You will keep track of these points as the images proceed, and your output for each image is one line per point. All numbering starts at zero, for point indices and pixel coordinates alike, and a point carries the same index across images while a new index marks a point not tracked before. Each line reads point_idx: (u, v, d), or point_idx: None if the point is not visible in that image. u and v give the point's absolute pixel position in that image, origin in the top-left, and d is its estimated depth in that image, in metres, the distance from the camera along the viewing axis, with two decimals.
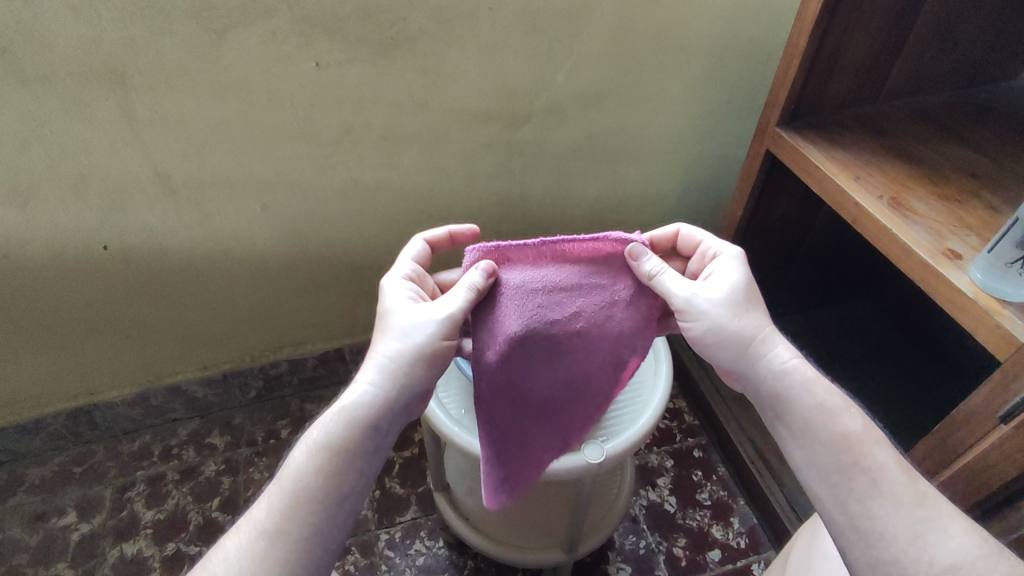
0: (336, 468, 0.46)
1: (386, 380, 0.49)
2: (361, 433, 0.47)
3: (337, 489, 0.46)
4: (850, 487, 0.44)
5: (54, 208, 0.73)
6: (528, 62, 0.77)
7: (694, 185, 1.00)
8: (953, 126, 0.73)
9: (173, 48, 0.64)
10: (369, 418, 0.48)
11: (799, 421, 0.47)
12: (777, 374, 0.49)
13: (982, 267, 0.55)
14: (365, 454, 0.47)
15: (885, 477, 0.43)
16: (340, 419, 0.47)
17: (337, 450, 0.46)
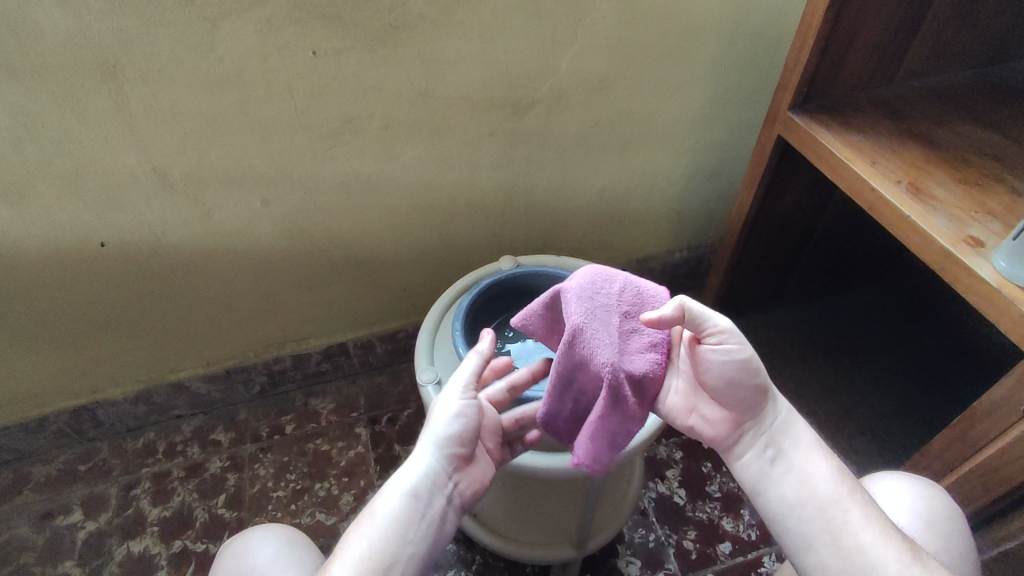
0: (382, 537, 0.48)
1: (426, 452, 0.51)
2: (404, 501, 0.49)
3: (383, 559, 0.47)
4: (839, 551, 0.47)
5: (49, 205, 0.71)
6: (532, 48, 0.74)
7: (702, 172, 0.98)
8: (972, 108, 0.71)
9: (166, 38, 0.62)
10: (412, 489, 0.50)
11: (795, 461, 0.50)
12: (778, 419, 0.51)
13: (1006, 254, 0.53)
14: (413, 526, 0.49)
15: (862, 534, 0.47)
16: (387, 491, 0.50)
17: (388, 521, 0.49)
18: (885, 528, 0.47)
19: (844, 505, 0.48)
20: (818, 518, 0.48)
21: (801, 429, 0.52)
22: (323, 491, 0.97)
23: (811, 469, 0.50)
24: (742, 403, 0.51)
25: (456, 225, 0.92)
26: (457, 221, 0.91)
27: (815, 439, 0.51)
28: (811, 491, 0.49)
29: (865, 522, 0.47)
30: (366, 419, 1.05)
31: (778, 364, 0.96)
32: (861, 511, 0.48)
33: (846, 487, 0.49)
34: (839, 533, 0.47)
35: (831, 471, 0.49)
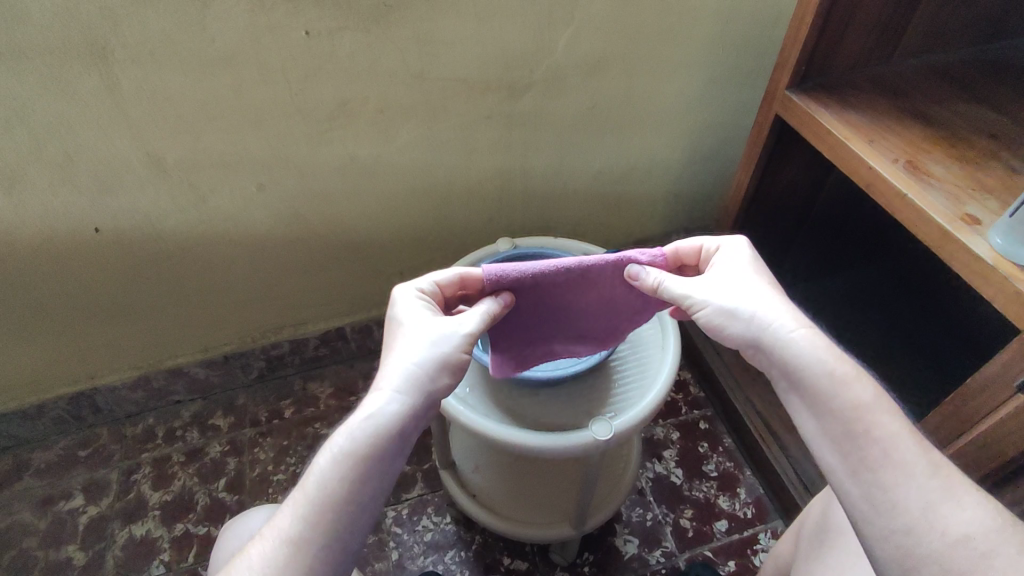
0: (361, 478, 0.43)
1: (414, 390, 0.46)
2: (389, 441, 0.44)
3: (361, 502, 0.43)
4: (855, 488, 0.42)
5: (42, 190, 0.70)
6: (528, 28, 0.73)
7: (699, 153, 0.97)
8: (970, 87, 0.70)
9: (156, 19, 0.61)
10: (397, 429, 0.45)
11: (808, 390, 0.46)
12: (784, 345, 0.48)
13: (1002, 232, 0.53)
14: (388, 463, 0.44)
15: (882, 472, 0.42)
16: (369, 428, 0.44)
17: (362, 458, 0.43)
18: (914, 466, 0.41)
19: (862, 440, 0.43)
20: (834, 453, 0.44)
21: (823, 358, 0.46)
22: None
23: (826, 403, 0.45)
24: (745, 340, 0.50)
25: (454, 209, 0.91)
26: (454, 205, 0.91)
27: (843, 369, 0.46)
28: (826, 426, 0.45)
29: (885, 459, 0.42)
30: None
31: None
32: (884, 447, 0.42)
33: (868, 422, 0.43)
34: (856, 469, 0.43)
35: (847, 405, 0.44)
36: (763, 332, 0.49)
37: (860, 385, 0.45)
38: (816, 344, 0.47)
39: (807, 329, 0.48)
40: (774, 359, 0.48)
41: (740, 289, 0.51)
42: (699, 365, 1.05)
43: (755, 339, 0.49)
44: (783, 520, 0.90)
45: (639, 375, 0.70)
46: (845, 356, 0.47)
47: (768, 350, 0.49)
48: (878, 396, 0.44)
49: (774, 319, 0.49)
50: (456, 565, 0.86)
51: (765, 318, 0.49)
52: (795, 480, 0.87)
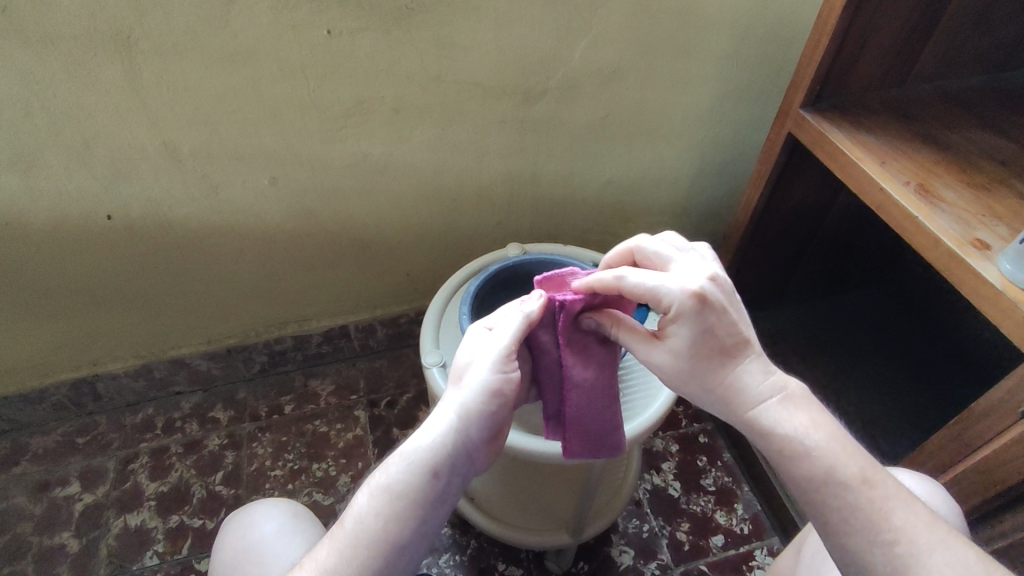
0: (399, 517, 0.44)
1: (452, 427, 0.46)
2: (425, 476, 0.45)
3: (395, 540, 0.44)
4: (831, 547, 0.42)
5: (57, 175, 0.71)
6: (547, 36, 0.74)
7: (709, 168, 0.98)
8: (982, 113, 0.71)
9: (180, 11, 0.62)
10: (434, 469, 0.45)
11: (772, 459, 0.44)
12: (745, 419, 0.45)
13: (1012, 257, 0.53)
14: (424, 502, 0.45)
15: (847, 541, 0.41)
16: (404, 464, 0.45)
17: (399, 494, 0.44)
18: (877, 532, 0.40)
19: (823, 510, 0.42)
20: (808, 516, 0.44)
21: (772, 427, 0.44)
22: (320, 472, 0.97)
23: (783, 475, 0.44)
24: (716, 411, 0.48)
25: (463, 213, 0.92)
26: (464, 209, 0.91)
27: (784, 443, 0.43)
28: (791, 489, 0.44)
29: (844, 529, 0.41)
30: (365, 402, 1.06)
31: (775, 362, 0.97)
32: (843, 517, 0.41)
33: (822, 494, 0.42)
34: (825, 533, 0.42)
35: (802, 475, 0.42)
36: (715, 407, 0.47)
37: (810, 459, 0.42)
38: (774, 415, 0.44)
39: (766, 397, 0.45)
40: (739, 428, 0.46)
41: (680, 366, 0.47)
42: None
43: (716, 412, 0.47)
44: (780, 538, 0.89)
45: (645, 385, 0.69)
46: (809, 419, 0.44)
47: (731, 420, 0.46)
48: (839, 461, 0.42)
49: (732, 392, 0.45)
50: (451, 568, 0.86)
51: (719, 393, 0.46)
52: (793, 498, 0.87)
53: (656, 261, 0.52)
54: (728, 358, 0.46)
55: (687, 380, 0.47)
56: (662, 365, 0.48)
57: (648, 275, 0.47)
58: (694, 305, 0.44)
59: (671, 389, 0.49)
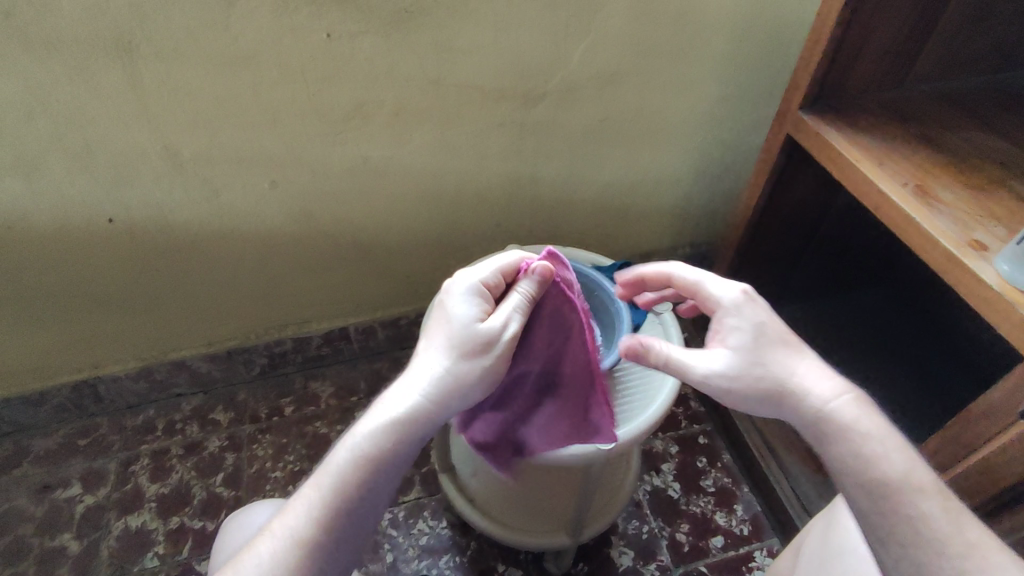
0: (377, 482, 0.46)
1: (433, 398, 0.48)
2: (405, 443, 0.47)
3: (367, 500, 0.45)
4: (890, 561, 0.42)
5: (58, 179, 0.71)
6: (546, 39, 0.74)
7: (708, 170, 0.98)
8: (980, 114, 0.71)
9: (181, 15, 0.62)
10: (411, 436, 0.47)
11: (838, 462, 0.46)
12: (816, 415, 0.47)
13: (1010, 258, 0.53)
14: (397, 465, 0.47)
15: (914, 551, 0.41)
16: (381, 430, 0.46)
17: (377, 459, 0.46)
18: (947, 542, 0.40)
19: (890, 515, 0.43)
20: (866, 527, 0.44)
21: (845, 426, 0.46)
22: None
23: (849, 478, 0.45)
24: (773, 415, 0.49)
25: (462, 216, 0.92)
26: (463, 211, 0.92)
27: (859, 443, 0.45)
28: (851, 498, 0.45)
29: (914, 537, 0.41)
30: (365, 404, 1.06)
31: None
32: (914, 522, 0.42)
33: (894, 498, 0.43)
34: (887, 544, 0.42)
35: (872, 476, 0.44)
36: (782, 405, 0.48)
37: (885, 461, 0.44)
38: (847, 414, 0.46)
39: (836, 400, 0.47)
40: (807, 427, 0.48)
41: (740, 360, 0.49)
42: None
43: (781, 411, 0.49)
44: (780, 539, 0.90)
45: (644, 387, 0.69)
46: (883, 427, 0.46)
47: (800, 420, 0.48)
48: (908, 469, 0.43)
49: (801, 391, 0.48)
50: (450, 569, 0.86)
51: (786, 391, 0.48)
52: (793, 499, 0.87)
53: (695, 288, 0.55)
54: (788, 357, 0.49)
55: (752, 379, 0.49)
56: (721, 372, 0.49)
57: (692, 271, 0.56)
58: (745, 304, 0.51)
59: (726, 396, 0.50)
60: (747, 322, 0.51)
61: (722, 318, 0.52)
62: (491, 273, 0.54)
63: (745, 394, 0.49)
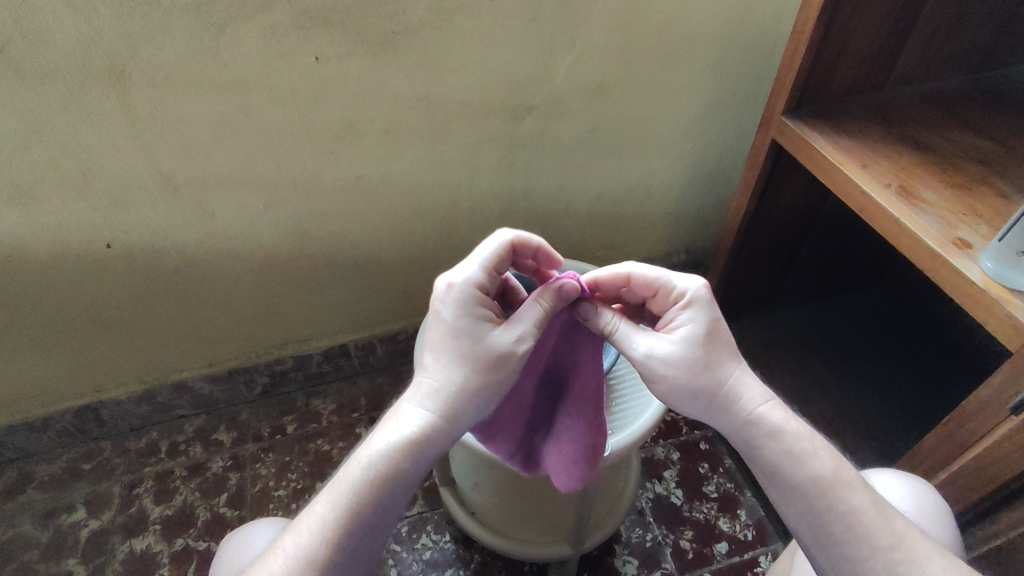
0: (386, 500, 0.45)
1: (445, 408, 0.46)
2: (416, 462, 0.45)
3: (382, 512, 0.45)
4: (826, 557, 0.46)
5: (57, 207, 0.73)
6: (531, 54, 0.76)
7: (698, 177, 0.99)
8: (963, 113, 0.72)
9: (172, 43, 0.64)
10: (421, 452, 0.46)
11: (769, 468, 0.47)
12: (747, 422, 0.47)
13: (993, 256, 0.54)
14: (410, 478, 0.46)
15: (851, 546, 0.45)
16: (390, 445, 0.45)
17: (387, 475, 0.45)
18: (876, 537, 0.44)
19: (827, 516, 0.45)
20: (801, 527, 0.46)
21: (776, 428, 0.47)
22: None
23: (786, 482, 0.46)
24: (704, 415, 0.49)
25: (457, 230, 0.93)
26: (456, 226, 0.93)
27: (797, 445, 0.46)
28: (787, 500, 0.47)
29: (850, 534, 0.45)
30: (367, 419, 1.06)
31: (773, 367, 0.98)
32: (848, 522, 0.45)
33: (831, 498, 0.45)
34: (824, 541, 0.45)
35: (809, 481, 0.45)
36: (718, 407, 0.48)
37: (816, 463, 0.46)
38: (778, 418, 0.47)
39: (767, 403, 0.48)
40: (736, 433, 0.48)
41: (688, 353, 0.48)
42: None
43: (715, 414, 0.48)
44: (784, 542, 0.89)
45: (638, 391, 0.70)
46: (805, 426, 0.47)
47: (728, 424, 0.48)
48: (836, 467, 0.46)
49: (737, 395, 0.48)
50: None
51: (726, 394, 0.47)
52: None
53: (654, 285, 0.52)
54: (734, 358, 0.49)
55: (695, 376, 0.48)
56: (675, 367, 0.48)
57: (654, 267, 0.52)
58: (708, 303, 0.49)
59: (671, 391, 0.48)
60: (698, 320, 0.48)
61: (678, 324, 0.49)
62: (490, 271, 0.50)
63: (688, 390, 0.48)
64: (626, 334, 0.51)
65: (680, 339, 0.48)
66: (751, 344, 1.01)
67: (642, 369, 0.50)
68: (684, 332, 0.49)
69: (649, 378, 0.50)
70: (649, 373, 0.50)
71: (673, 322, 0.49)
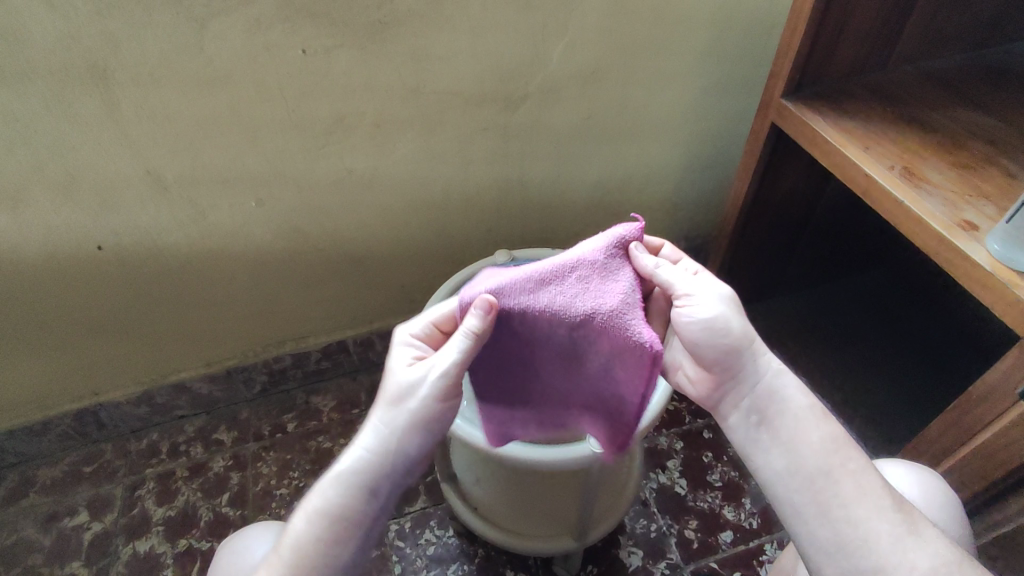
0: (335, 554, 0.45)
1: (382, 446, 0.46)
2: (356, 507, 0.45)
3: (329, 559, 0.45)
4: (824, 523, 0.46)
5: (45, 210, 0.71)
6: (523, 41, 0.74)
7: (697, 163, 0.97)
8: (967, 91, 0.70)
9: (154, 40, 0.62)
10: (363, 487, 0.45)
11: (791, 420, 0.48)
12: (774, 374, 0.49)
13: (1001, 238, 0.53)
14: (357, 522, 0.45)
15: (855, 507, 0.45)
16: (334, 488, 0.46)
17: (334, 522, 0.45)
18: (881, 500, 0.46)
19: (838, 474, 0.47)
20: (807, 493, 0.47)
21: (797, 387, 0.49)
22: None
23: (807, 435, 0.48)
24: (731, 358, 0.49)
25: (452, 222, 0.92)
26: (452, 218, 0.91)
27: (816, 405, 0.49)
28: (800, 461, 0.47)
29: (858, 495, 0.46)
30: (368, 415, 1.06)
31: (776, 354, 0.97)
32: (857, 482, 0.46)
33: (844, 458, 0.47)
34: (827, 505, 0.46)
35: (826, 438, 0.47)
36: (752, 352, 0.49)
37: (832, 425, 0.48)
38: (796, 380, 0.50)
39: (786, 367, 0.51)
40: (760, 383, 0.49)
41: (732, 298, 0.50)
42: None
43: (745, 361, 0.49)
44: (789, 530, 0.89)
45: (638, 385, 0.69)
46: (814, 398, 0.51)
47: (754, 375, 0.49)
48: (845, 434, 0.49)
49: (765, 350, 0.50)
50: None
51: (758, 344, 0.49)
52: None
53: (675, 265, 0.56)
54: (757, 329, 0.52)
55: (737, 318, 0.49)
56: (728, 305, 0.49)
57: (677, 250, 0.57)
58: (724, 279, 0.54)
59: (718, 324, 0.49)
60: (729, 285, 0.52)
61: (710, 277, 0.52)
62: (424, 325, 0.52)
63: (734, 328, 0.49)
64: (667, 274, 0.49)
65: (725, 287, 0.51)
66: (753, 331, 1.00)
67: (685, 302, 0.49)
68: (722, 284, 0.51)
69: (688, 315, 0.49)
70: (691, 309, 0.49)
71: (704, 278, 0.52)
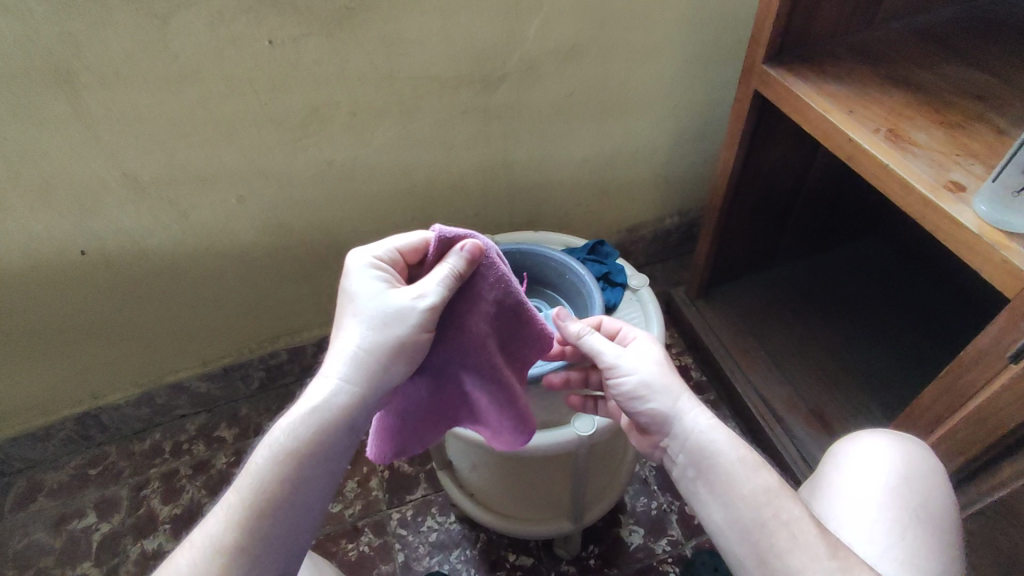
0: (305, 485, 0.44)
1: (357, 374, 0.46)
2: (327, 437, 0.44)
3: (296, 493, 0.43)
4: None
5: (25, 217, 0.71)
6: (496, 20, 0.72)
7: (684, 136, 0.96)
8: (957, 46, 0.68)
9: (116, 39, 0.61)
10: (336, 415, 0.45)
11: (719, 475, 0.46)
12: (699, 429, 0.48)
13: (987, 198, 0.51)
14: (331, 452, 0.44)
15: (791, 558, 0.42)
16: (304, 417, 0.44)
17: (301, 454, 0.43)
18: (818, 547, 0.43)
19: (770, 525, 0.44)
20: (743, 544, 0.44)
21: (726, 437, 0.48)
22: None
23: (736, 489, 0.45)
24: (658, 419, 0.50)
25: (438, 209, 0.91)
26: (438, 205, 0.90)
27: (749, 455, 0.46)
28: (736, 514, 0.45)
29: (793, 545, 0.43)
30: None
31: (771, 326, 0.95)
32: (791, 532, 0.43)
33: (776, 508, 0.44)
34: (765, 556, 0.43)
35: (755, 489, 0.45)
36: (672, 411, 0.49)
37: (764, 473, 0.46)
38: (726, 429, 0.48)
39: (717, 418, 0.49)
40: (687, 441, 0.48)
41: (650, 360, 0.52)
42: (698, 347, 1.00)
43: (667, 420, 0.50)
44: None
45: None
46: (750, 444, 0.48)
47: (681, 433, 0.49)
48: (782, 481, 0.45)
49: (688, 406, 0.49)
50: (462, 563, 0.86)
51: (679, 402, 0.50)
52: (799, 461, 0.81)
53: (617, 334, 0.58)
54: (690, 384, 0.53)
55: (655, 380, 0.51)
56: (644, 369, 0.51)
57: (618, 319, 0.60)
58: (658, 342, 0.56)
59: (636, 386, 0.51)
60: (659, 350, 0.54)
61: (640, 342, 0.55)
62: (387, 249, 0.51)
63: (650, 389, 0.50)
64: (592, 341, 0.55)
65: (647, 354, 0.53)
66: (748, 304, 0.99)
67: (608, 373, 0.53)
68: (647, 350, 0.54)
69: (616, 385, 0.53)
70: (616, 378, 0.53)
71: (635, 341, 0.55)
